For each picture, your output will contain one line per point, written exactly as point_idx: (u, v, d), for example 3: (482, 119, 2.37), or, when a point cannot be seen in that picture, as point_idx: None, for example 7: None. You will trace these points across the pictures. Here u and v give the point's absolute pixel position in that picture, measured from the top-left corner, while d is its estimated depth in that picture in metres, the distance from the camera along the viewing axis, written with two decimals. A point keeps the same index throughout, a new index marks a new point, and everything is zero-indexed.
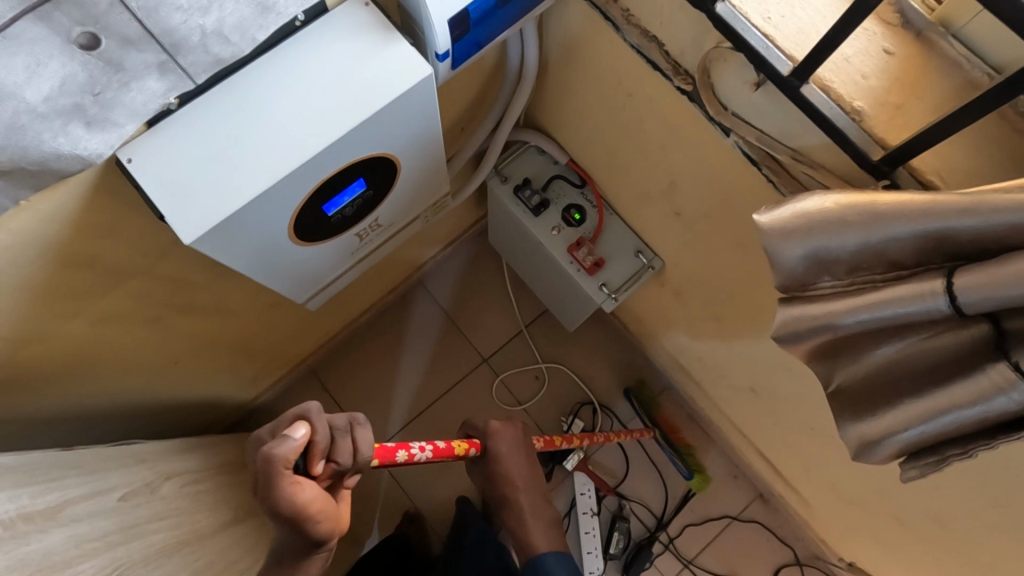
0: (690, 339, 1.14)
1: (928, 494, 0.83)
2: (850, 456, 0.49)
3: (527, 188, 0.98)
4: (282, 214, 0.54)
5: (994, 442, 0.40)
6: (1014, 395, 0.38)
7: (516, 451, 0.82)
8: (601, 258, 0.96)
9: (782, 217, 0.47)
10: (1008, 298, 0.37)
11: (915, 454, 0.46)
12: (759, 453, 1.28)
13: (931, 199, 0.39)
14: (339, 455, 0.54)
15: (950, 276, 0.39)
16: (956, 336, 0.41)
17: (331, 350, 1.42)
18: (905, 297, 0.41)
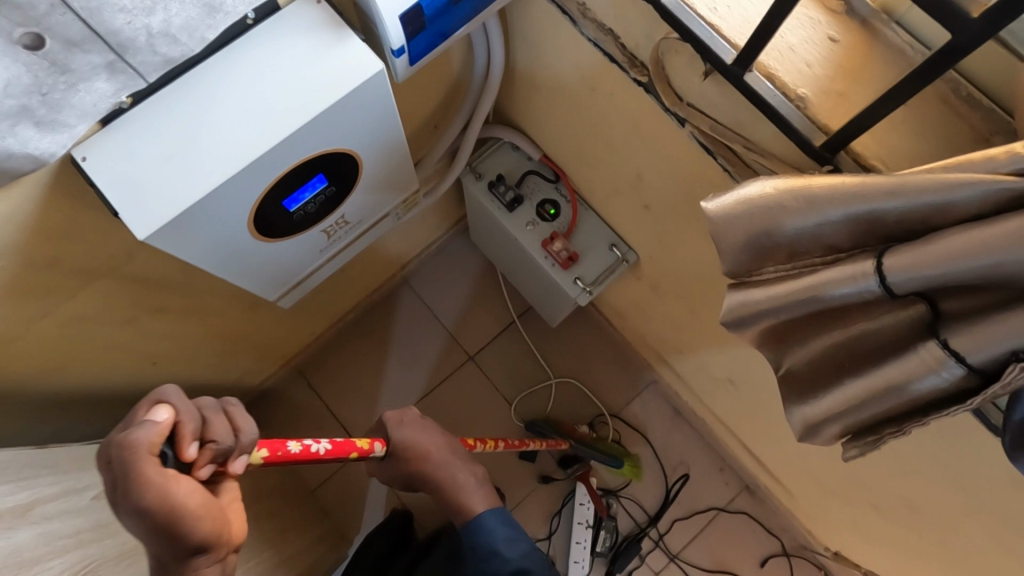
0: (669, 332, 1.14)
1: (900, 481, 0.84)
2: (795, 436, 0.50)
3: (501, 184, 0.98)
4: (239, 210, 0.55)
5: (924, 421, 0.41)
6: (944, 373, 0.39)
7: (420, 427, 0.84)
8: (576, 252, 0.96)
9: (728, 203, 0.48)
10: (934, 276, 0.37)
11: (857, 434, 0.46)
12: (743, 444, 1.28)
13: (862, 181, 0.40)
14: (215, 433, 0.45)
15: (880, 257, 0.40)
16: (891, 318, 0.42)
17: (317, 349, 1.43)
18: (840, 280, 0.42)
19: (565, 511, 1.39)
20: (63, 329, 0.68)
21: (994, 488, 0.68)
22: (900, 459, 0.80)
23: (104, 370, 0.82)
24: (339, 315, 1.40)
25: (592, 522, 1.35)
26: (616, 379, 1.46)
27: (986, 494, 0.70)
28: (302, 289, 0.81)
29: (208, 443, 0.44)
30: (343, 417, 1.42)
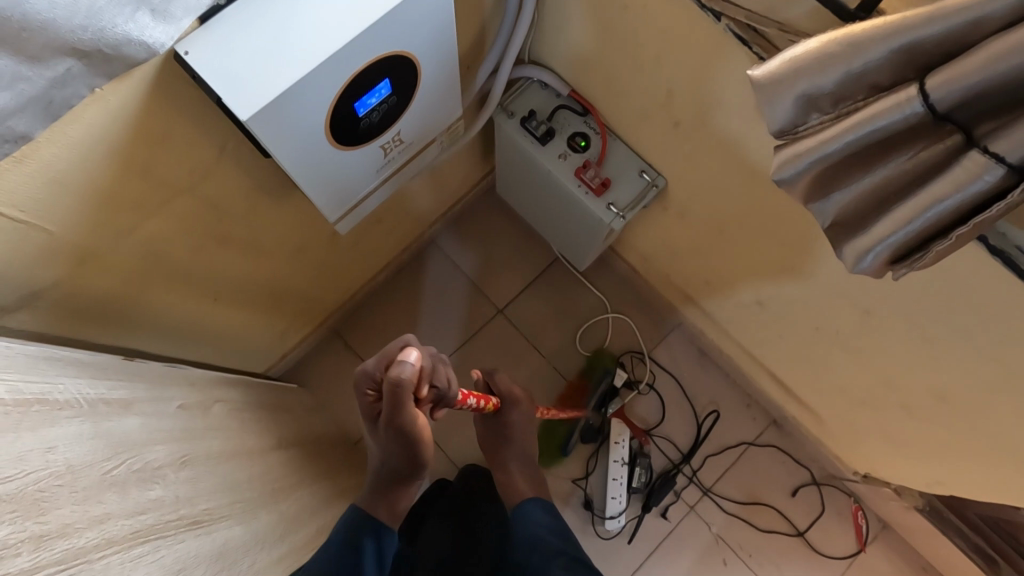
0: (697, 262, 1.19)
1: (929, 371, 0.88)
2: (848, 269, 0.55)
3: (533, 119, 1.03)
4: (318, 106, 0.60)
5: (1003, 203, 0.43)
6: (986, 177, 0.43)
7: (526, 420, 1.04)
8: (608, 179, 1.01)
9: (774, 67, 0.52)
10: (975, 86, 0.42)
11: (906, 256, 0.52)
12: (770, 375, 1.33)
13: (906, 15, 0.44)
14: (438, 378, 0.76)
15: (923, 81, 0.45)
16: (936, 143, 0.46)
17: (352, 309, 1.47)
18: (886, 110, 0.47)
19: (602, 451, 1.44)
20: (146, 250, 0.72)
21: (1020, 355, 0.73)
22: (930, 347, 0.85)
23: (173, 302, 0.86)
24: (373, 274, 1.44)
25: (627, 460, 1.40)
26: (643, 324, 1.50)
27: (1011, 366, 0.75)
28: (357, 215, 0.86)
29: (434, 386, 0.76)
30: None
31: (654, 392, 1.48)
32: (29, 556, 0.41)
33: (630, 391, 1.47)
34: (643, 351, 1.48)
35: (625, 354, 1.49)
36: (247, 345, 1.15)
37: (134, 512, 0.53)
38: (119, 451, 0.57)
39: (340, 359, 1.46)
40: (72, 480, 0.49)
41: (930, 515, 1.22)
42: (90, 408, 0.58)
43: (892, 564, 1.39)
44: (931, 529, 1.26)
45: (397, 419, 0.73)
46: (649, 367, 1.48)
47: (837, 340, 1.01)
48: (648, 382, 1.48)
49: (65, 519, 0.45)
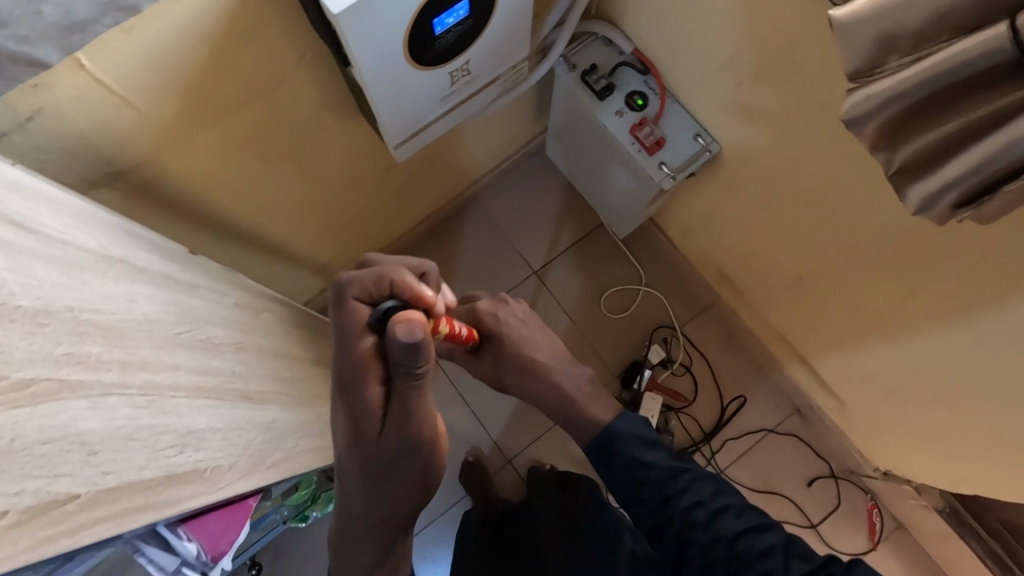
0: (741, 237, 1.18)
1: (968, 360, 0.87)
2: (912, 209, 0.56)
3: (594, 73, 1.04)
4: (404, 16, 0.62)
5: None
6: None
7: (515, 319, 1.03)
8: (662, 138, 1.02)
9: (859, 6, 0.52)
10: None
11: (973, 199, 0.52)
12: (800, 361, 1.32)
13: None
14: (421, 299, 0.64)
15: (1015, 18, 0.43)
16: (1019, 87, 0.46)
17: (392, 255, 1.51)
18: (971, 49, 0.46)
19: None
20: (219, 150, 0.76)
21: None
22: (975, 335, 0.83)
23: (235, 211, 0.90)
24: (416, 222, 1.47)
25: None
26: (676, 300, 1.51)
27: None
28: (416, 143, 0.89)
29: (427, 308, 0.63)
30: None
31: (690, 374, 1.48)
32: (117, 371, 0.43)
33: (663, 369, 1.47)
34: (678, 329, 1.48)
35: (658, 329, 1.50)
36: (293, 270, 1.19)
37: (201, 371, 0.56)
38: (186, 320, 0.61)
39: None
40: (148, 329, 0.52)
41: (948, 516, 1.21)
42: (162, 281, 0.62)
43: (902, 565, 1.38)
44: (948, 532, 1.25)
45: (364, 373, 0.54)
46: (683, 347, 1.49)
47: (875, 324, 1.00)
48: (684, 363, 1.48)
49: (144, 358, 0.48)
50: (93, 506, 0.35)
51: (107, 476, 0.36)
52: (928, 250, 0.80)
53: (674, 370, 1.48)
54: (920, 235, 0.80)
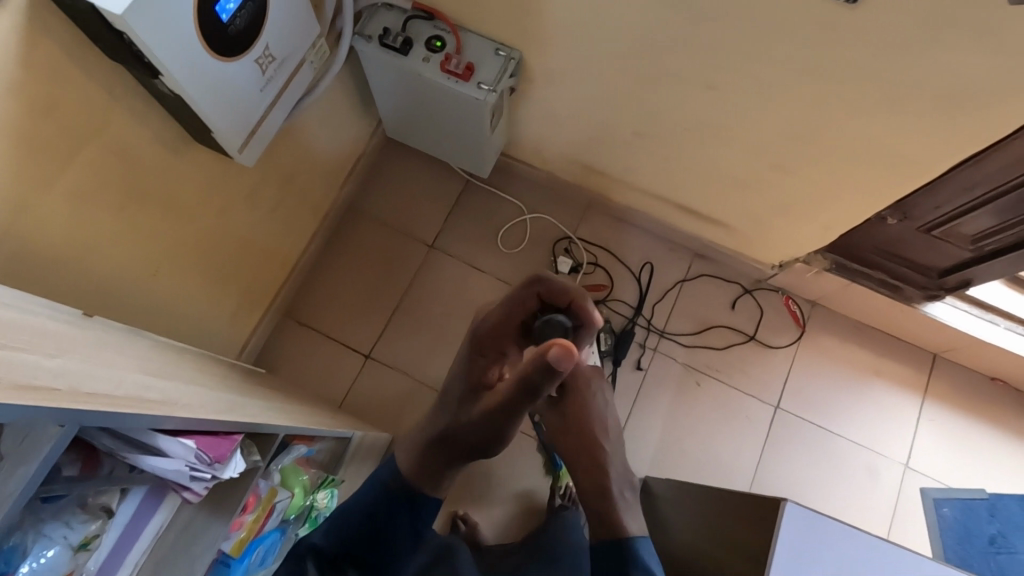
0: (577, 123, 1.33)
1: (778, 116, 1.05)
2: None
3: (389, 36, 1.14)
4: (186, 8, 0.69)
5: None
6: None
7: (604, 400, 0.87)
8: (471, 63, 1.14)
9: None
10: None
11: None
12: (676, 208, 1.48)
13: None
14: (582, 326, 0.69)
15: None
16: None
17: (296, 288, 1.53)
18: None
19: None
20: (75, 208, 0.78)
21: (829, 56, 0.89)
22: (771, 92, 1.01)
23: (117, 276, 0.91)
24: (304, 247, 1.50)
25: None
26: (560, 214, 1.64)
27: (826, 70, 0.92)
28: (257, 143, 0.94)
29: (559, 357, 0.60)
30: (340, 335, 1.54)
31: (600, 266, 1.61)
32: (53, 347, 0.47)
33: (576, 274, 1.60)
34: (572, 235, 1.61)
35: (557, 242, 1.62)
36: (202, 326, 1.20)
37: (142, 366, 0.60)
38: (112, 343, 0.65)
39: (299, 335, 1.52)
40: (77, 340, 0.56)
41: (838, 270, 1.42)
42: (72, 322, 0.65)
43: (831, 333, 1.58)
44: (844, 284, 1.46)
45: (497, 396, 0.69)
46: (584, 247, 1.62)
47: (701, 133, 1.17)
48: (590, 260, 1.61)
49: (81, 349, 0.52)
50: (72, 396, 0.40)
51: (77, 387, 0.41)
52: (705, 41, 0.96)
53: (586, 270, 1.60)
54: (692, 33, 0.96)
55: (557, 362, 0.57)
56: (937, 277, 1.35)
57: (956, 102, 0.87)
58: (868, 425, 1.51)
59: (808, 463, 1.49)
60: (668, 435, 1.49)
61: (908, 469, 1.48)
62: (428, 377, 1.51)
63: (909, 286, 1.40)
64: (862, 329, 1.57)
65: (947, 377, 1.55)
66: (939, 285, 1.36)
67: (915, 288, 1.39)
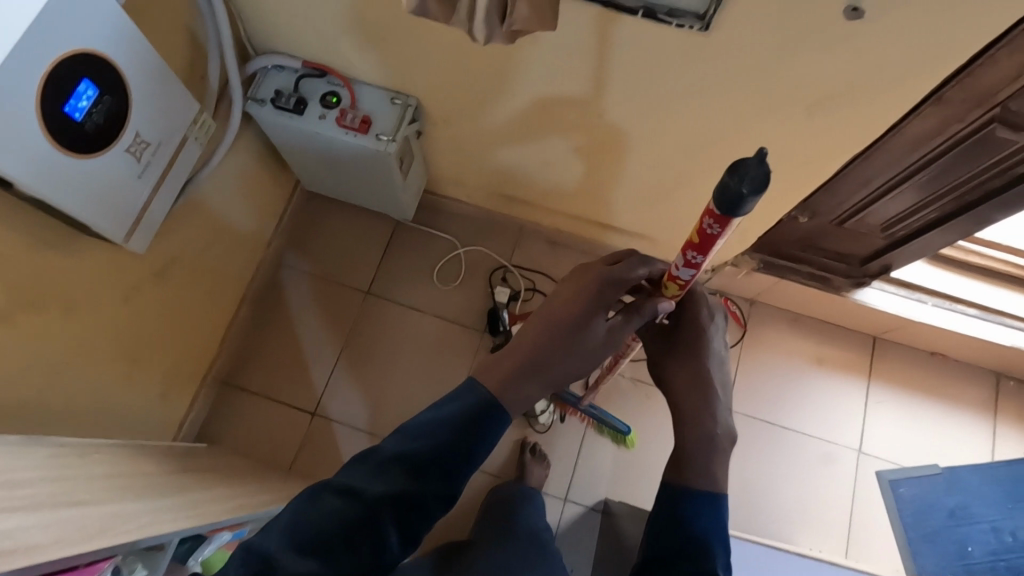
0: (487, 158, 1.33)
1: (668, 131, 1.06)
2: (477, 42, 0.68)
3: (282, 98, 1.14)
4: (28, 116, 0.68)
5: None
6: None
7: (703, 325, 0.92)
8: (367, 116, 1.14)
9: None
10: None
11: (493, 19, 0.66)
12: (601, 227, 1.49)
13: None
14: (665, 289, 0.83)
15: None
16: None
17: (231, 354, 1.50)
18: None
19: None
20: None
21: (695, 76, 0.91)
22: (655, 113, 1.02)
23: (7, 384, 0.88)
24: (234, 311, 1.47)
25: None
26: (493, 244, 1.64)
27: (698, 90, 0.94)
28: (147, 228, 0.93)
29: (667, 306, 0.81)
30: (282, 396, 1.51)
31: (538, 292, 1.61)
32: None
33: (515, 301, 1.59)
34: (506, 264, 1.61)
35: (493, 273, 1.62)
36: (123, 412, 1.17)
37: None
38: None
39: (239, 402, 1.49)
40: None
41: (766, 269, 1.44)
42: None
43: (773, 329, 1.59)
44: (774, 281, 1.48)
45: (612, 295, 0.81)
46: (520, 274, 1.62)
47: (603, 157, 1.18)
48: (527, 287, 1.61)
49: None
50: None
51: None
52: (580, 74, 0.98)
53: (524, 297, 1.60)
54: (567, 67, 0.98)
55: (738, 204, 0.59)
56: (860, 265, 1.37)
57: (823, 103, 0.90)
58: (817, 415, 1.52)
59: (765, 460, 1.49)
60: (625, 453, 1.49)
61: (863, 454, 1.49)
62: (376, 427, 1.49)
63: (836, 276, 1.42)
64: (803, 321, 1.59)
65: (890, 357, 1.57)
66: (863, 273, 1.38)
67: (842, 278, 1.42)
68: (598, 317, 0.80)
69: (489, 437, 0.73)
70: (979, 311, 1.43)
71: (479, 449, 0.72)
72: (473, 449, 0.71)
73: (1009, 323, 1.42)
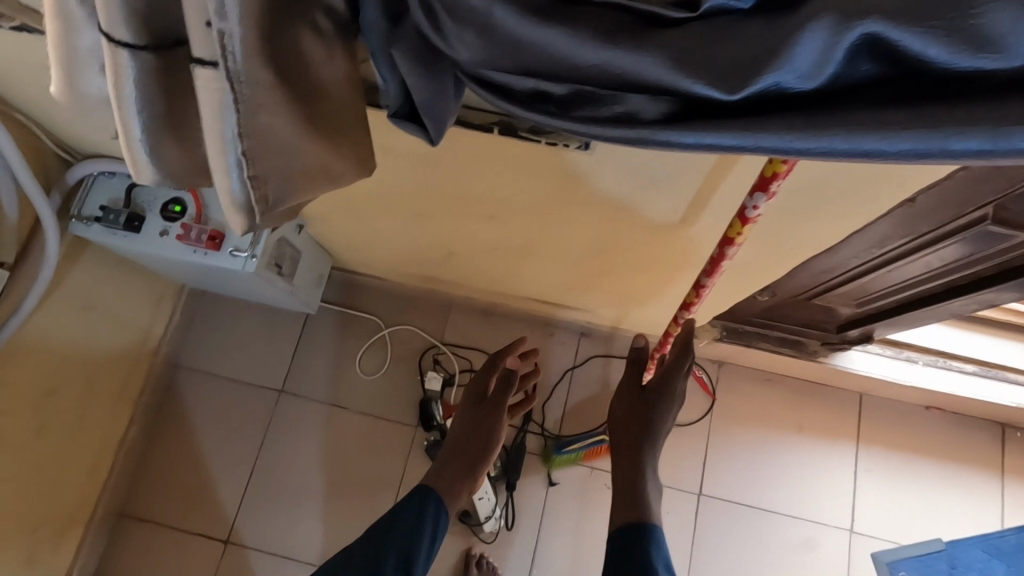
0: (386, 243, 1.12)
1: (583, 216, 0.86)
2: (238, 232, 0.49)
3: (110, 213, 0.92)
4: None
5: (240, 158, 0.43)
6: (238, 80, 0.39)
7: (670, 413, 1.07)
8: (217, 229, 0.92)
9: (59, 80, 0.45)
10: (218, 45, 0.37)
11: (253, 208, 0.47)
12: (537, 301, 1.29)
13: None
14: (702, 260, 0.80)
15: (198, 63, 0.40)
16: (204, 80, 0.40)
17: (126, 479, 1.31)
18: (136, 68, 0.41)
19: None
20: None
21: (600, 162, 0.72)
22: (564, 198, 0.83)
23: None
24: (123, 433, 1.28)
25: None
26: (422, 320, 1.43)
27: (606, 176, 0.75)
28: None
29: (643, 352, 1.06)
30: (187, 523, 1.31)
31: (477, 372, 1.41)
32: None
33: (450, 388, 1.39)
34: (437, 344, 1.41)
35: (423, 354, 1.41)
36: None
37: None
38: None
39: (138, 536, 1.30)
40: None
41: (731, 337, 1.24)
42: None
43: (745, 394, 1.39)
44: (741, 348, 1.27)
45: (490, 381, 1.17)
46: (455, 354, 1.41)
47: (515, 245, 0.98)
48: (464, 368, 1.41)
49: None
50: None
51: None
52: (460, 163, 0.78)
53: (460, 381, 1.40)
54: (442, 158, 0.78)
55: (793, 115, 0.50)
56: (836, 330, 1.18)
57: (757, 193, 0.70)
58: (801, 491, 1.33)
59: (742, 550, 1.30)
60: (583, 556, 1.30)
61: (856, 534, 1.30)
62: (296, 551, 1.30)
63: (811, 341, 1.23)
64: (779, 381, 1.40)
65: (880, 415, 1.37)
66: (840, 337, 1.19)
67: (817, 341, 1.22)
68: (481, 397, 1.16)
69: (423, 512, 1.00)
70: (978, 367, 1.22)
71: (419, 530, 0.97)
72: (411, 549, 0.95)
73: (1015, 378, 1.22)
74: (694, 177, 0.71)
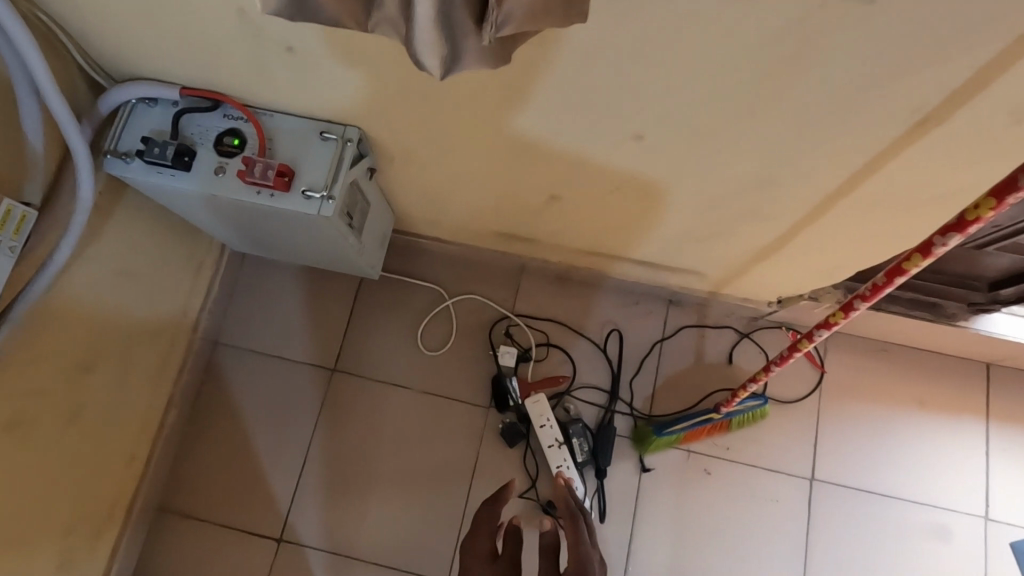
0: (471, 191, 0.96)
1: (743, 138, 0.70)
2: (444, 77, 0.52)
3: (153, 146, 0.75)
4: None
5: None
6: None
7: None
8: (285, 165, 0.75)
9: None
10: None
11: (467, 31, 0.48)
12: (631, 262, 1.13)
13: None
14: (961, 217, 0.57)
15: None
16: None
17: (164, 470, 1.16)
18: None
19: (535, 446, 1.19)
20: None
21: (804, 47, 0.56)
22: (728, 112, 0.67)
23: None
24: (161, 419, 1.13)
25: (561, 438, 1.16)
26: (490, 288, 1.27)
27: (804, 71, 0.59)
28: None
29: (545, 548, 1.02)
30: (234, 519, 1.16)
31: (554, 346, 1.25)
32: None
33: (526, 364, 1.23)
34: (509, 315, 1.25)
35: (493, 327, 1.25)
36: None
37: None
38: None
39: (179, 534, 1.15)
40: None
41: None
42: None
43: (857, 368, 1.24)
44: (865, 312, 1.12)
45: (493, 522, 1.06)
46: (529, 326, 1.25)
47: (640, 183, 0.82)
48: (540, 341, 1.25)
49: None
50: None
51: None
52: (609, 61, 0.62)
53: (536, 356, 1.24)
54: (587, 56, 0.62)
55: None
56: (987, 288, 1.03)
57: (1013, 77, 0.55)
58: (926, 473, 1.18)
59: (864, 542, 1.15)
60: (683, 550, 1.15)
61: (991, 521, 1.15)
62: (359, 548, 1.14)
63: (951, 302, 1.06)
64: (895, 352, 1.24)
65: (1011, 387, 1.22)
66: (990, 297, 1.04)
67: (958, 302, 1.06)
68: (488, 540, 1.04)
69: None
70: None
71: None
72: None
73: None
74: (930, 64, 0.55)
